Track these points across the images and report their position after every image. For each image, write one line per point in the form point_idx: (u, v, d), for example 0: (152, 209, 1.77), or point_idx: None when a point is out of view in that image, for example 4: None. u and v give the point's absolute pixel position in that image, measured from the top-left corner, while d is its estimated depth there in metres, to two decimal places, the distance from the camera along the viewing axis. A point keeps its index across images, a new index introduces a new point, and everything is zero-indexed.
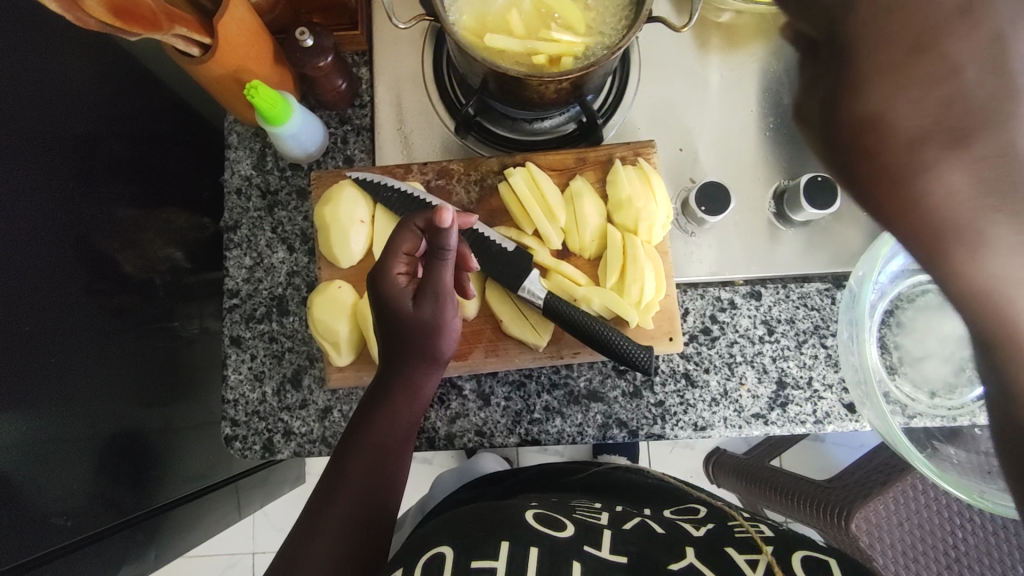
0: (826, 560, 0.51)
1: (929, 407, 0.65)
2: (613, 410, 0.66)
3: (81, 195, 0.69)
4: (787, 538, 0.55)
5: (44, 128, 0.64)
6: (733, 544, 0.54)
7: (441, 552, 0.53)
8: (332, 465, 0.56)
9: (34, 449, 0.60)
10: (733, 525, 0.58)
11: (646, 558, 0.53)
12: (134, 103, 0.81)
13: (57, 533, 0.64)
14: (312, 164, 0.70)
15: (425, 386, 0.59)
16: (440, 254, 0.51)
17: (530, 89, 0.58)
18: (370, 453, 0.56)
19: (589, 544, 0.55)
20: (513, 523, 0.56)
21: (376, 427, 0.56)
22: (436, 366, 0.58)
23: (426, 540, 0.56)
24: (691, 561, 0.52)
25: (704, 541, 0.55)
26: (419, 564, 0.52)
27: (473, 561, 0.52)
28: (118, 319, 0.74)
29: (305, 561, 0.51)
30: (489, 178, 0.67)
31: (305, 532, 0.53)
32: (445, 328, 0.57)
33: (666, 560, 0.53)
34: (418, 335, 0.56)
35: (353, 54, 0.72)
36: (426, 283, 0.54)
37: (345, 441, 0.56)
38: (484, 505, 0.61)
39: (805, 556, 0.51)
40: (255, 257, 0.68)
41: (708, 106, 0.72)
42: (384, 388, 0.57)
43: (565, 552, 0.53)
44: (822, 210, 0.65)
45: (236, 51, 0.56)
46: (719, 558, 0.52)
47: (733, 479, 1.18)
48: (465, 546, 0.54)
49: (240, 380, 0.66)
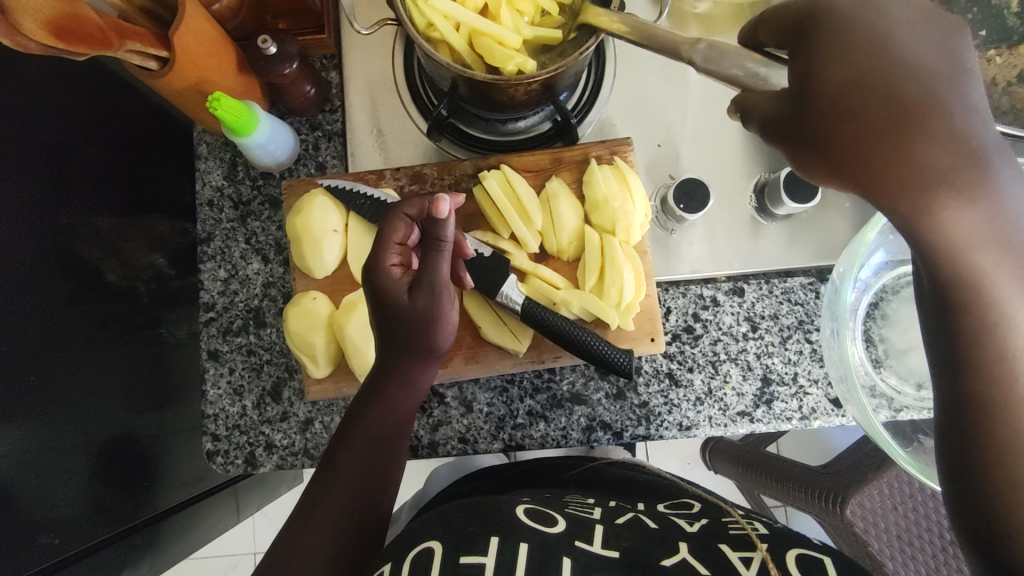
0: (819, 558, 0.49)
1: (916, 399, 0.65)
2: (597, 413, 0.66)
3: (56, 205, 0.67)
4: (783, 535, 0.53)
5: (17, 141, 0.63)
6: (728, 541, 0.53)
7: (429, 547, 0.50)
8: (323, 465, 0.55)
9: (22, 467, 0.60)
10: (727, 521, 0.56)
11: (637, 554, 0.51)
12: (110, 109, 0.79)
13: (45, 552, 0.63)
14: (284, 172, 0.69)
15: (420, 380, 0.58)
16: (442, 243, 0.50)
17: (499, 91, 0.57)
18: (364, 447, 0.55)
19: (580, 539, 0.53)
20: (504, 518, 0.54)
21: (370, 425, 0.55)
22: (431, 360, 0.57)
23: (413, 536, 0.53)
24: (683, 556, 0.51)
25: (698, 536, 0.54)
26: (407, 557, 0.50)
27: (462, 557, 0.49)
28: (101, 329, 0.72)
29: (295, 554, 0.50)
30: (464, 181, 0.66)
31: (295, 527, 0.52)
32: (441, 322, 0.55)
33: (658, 556, 0.51)
34: (414, 326, 0.54)
35: (321, 57, 0.70)
36: (425, 271, 0.53)
37: (339, 436, 0.55)
38: (473, 501, 0.58)
39: (801, 553, 0.50)
40: (230, 270, 0.67)
41: (685, 100, 0.71)
42: (378, 384, 0.56)
43: (554, 548, 0.51)
44: (803, 203, 0.64)
45: (196, 63, 0.55)
46: (712, 554, 0.51)
47: (727, 464, 1.18)
48: (454, 540, 0.51)
49: (220, 395, 0.65)
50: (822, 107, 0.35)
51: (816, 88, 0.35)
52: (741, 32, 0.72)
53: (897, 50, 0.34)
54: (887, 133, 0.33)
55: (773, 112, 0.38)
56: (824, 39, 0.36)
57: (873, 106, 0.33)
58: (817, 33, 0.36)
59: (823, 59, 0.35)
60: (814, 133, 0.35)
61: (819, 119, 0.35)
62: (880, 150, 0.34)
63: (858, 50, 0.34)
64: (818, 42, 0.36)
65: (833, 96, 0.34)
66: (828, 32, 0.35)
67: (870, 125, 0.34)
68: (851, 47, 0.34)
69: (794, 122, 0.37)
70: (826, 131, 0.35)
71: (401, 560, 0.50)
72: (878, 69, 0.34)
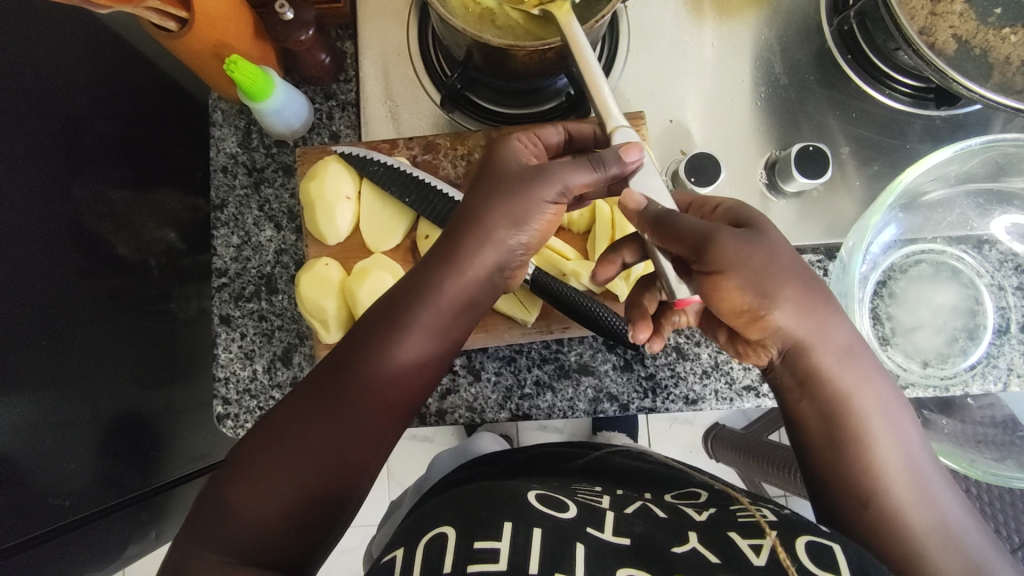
0: (829, 544, 0.45)
1: (921, 376, 0.64)
2: (604, 384, 0.66)
3: (69, 175, 0.68)
4: (794, 520, 0.49)
5: (32, 110, 0.63)
6: (737, 528, 0.49)
7: (442, 533, 0.48)
8: (319, 395, 0.49)
9: (33, 432, 0.60)
10: (735, 508, 0.52)
11: (650, 539, 0.49)
12: (124, 82, 0.79)
13: (56, 514, 0.64)
14: (298, 140, 0.69)
15: (442, 343, 0.53)
16: (602, 169, 0.51)
17: (514, 58, 0.57)
18: (375, 396, 0.50)
19: (592, 527, 0.50)
20: (516, 501, 0.51)
21: (389, 377, 0.50)
22: (486, 287, 0.55)
23: (421, 523, 0.51)
24: (694, 546, 0.48)
25: (707, 525, 0.50)
26: (420, 544, 0.48)
27: (475, 543, 0.46)
28: (113, 300, 0.73)
29: (234, 501, 0.45)
30: (476, 152, 0.66)
31: (245, 461, 0.46)
32: (510, 235, 0.53)
33: (669, 543, 0.48)
34: (478, 237, 0.53)
35: (337, 27, 0.71)
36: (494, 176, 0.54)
37: (349, 366, 0.50)
38: (480, 486, 0.54)
39: (810, 540, 0.46)
40: (243, 236, 0.68)
41: (698, 76, 0.71)
42: (413, 306, 0.52)
43: (569, 533, 0.48)
44: (813, 179, 0.64)
45: (215, 25, 0.56)
46: (722, 544, 0.48)
47: (730, 452, 1.18)
48: (468, 525, 0.48)
49: (230, 359, 0.66)
50: (768, 260, 0.48)
51: (770, 252, 0.48)
52: (756, 11, 0.72)
53: (790, 255, 0.50)
54: (792, 314, 0.48)
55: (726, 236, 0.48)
56: (765, 227, 0.50)
57: (753, 286, 0.48)
58: (756, 221, 0.50)
59: (766, 238, 0.49)
60: (756, 267, 0.48)
61: (766, 264, 0.48)
62: (785, 304, 0.48)
63: (780, 241, 0.50)
64: (763, 227, 0.50)
65: (774, 261, 0.48)
66: (761, 223, 0.50)
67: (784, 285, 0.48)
68: (778, 241, 0.50)
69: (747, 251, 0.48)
70: (761, 273, 0.48)
71: (413, 548, 0.48)
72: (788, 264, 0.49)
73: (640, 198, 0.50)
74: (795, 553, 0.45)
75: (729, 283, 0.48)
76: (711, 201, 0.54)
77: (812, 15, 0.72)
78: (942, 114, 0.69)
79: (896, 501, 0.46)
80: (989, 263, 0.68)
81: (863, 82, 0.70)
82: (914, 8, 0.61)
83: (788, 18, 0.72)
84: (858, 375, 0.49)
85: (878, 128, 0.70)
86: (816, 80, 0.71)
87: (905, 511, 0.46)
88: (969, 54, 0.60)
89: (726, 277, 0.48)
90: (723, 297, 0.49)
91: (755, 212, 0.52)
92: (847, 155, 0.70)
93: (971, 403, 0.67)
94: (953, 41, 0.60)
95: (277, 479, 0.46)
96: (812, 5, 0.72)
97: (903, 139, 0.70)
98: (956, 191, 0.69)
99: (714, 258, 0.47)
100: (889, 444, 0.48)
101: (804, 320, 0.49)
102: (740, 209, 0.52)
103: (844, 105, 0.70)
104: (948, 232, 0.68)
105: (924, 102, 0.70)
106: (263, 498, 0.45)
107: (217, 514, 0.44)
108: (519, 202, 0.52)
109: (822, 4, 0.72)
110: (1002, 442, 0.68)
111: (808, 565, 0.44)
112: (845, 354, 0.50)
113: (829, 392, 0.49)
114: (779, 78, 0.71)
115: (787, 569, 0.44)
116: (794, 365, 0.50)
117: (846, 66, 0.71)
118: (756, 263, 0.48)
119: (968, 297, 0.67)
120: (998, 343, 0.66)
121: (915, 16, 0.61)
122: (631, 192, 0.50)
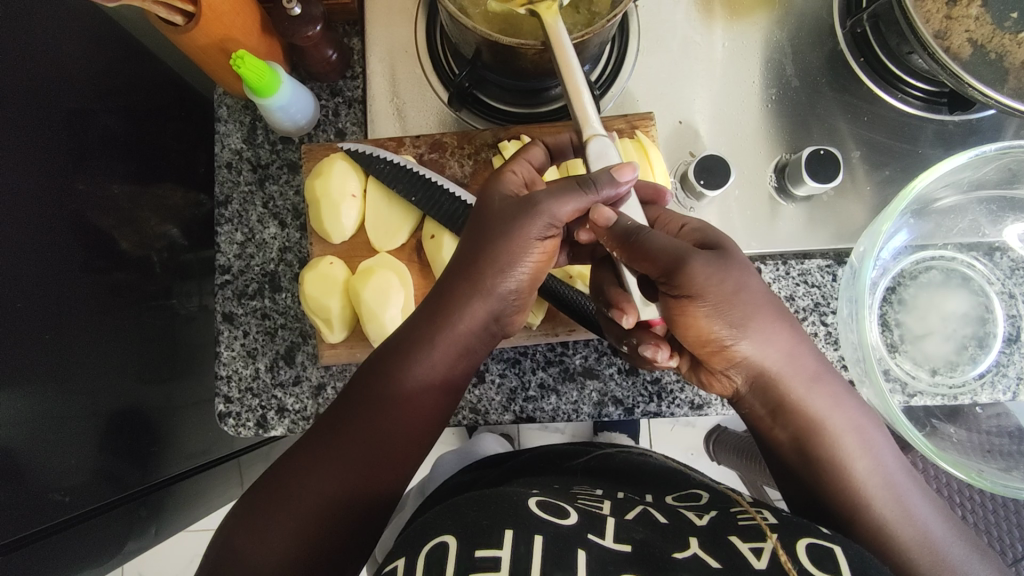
0: (830, 548, 0.45)
1: (930, 385, 0.64)
2: (608, 388, 0.65)
3: (73, 169, 0.67)
4: (793, 522, 0.49)
5: (36, 103, 0.63)
6: (738, 532, 0.48)
7: (442, 542, 0.47)
8: (321, 441, 0.51)
9: (33, 428, 0.60)
10: (736, 511, 0.52)
11: (649, 546, 0.48)
12: (128, 75, 0.79)
13: (54, 510, 0.64)
14: (303, 137, 0.69)
15: (440, 388, 0.55)
16: (592, 191, 0.49)
17: (522, 56, 0.57)
18: (373, 440, 0.51)
19: (593, 533, 0.49)
20: (518, 510, 0.50)
21: (388, 420, 0.52)
22: (481, 338, 0.56)
23: (425, 530, 0.50)
24: (695, 551, 0.47)
25: (708, 530, 0.50)
26: (421, 553, 0.47)
27: (477, 550, 0.46)
28: (115, 296, 0.73)
29: (245, 557, 0.46)
30: (483, 151, 0.66)
31: (252, 517, 0.48)
32: (503, 282, 0.53)
33: (670, 549, 0.47)
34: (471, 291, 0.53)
35: (344, 23, 0.70)
36: (488, 224, 0.53)
37: (349, 412, 0.53)
38: (482, 492, 0.54)
39: (811, 544, 0.46)
40: (247, 233, 0.67)
41: (708, 77, 0.70)
42: (411, 351, 0.54)
43: (569, 541, 0.47)
44: (823, 184, 0.64)
45: (221, 19, 0.55)
46: (724, 548, 0.47)
47: (733, 455, 1.18)
48: (469, 533, 0.47)
49: (233, 357, 0.65)
50: (738, 286, 0.48)
51: (738, 279, 0.48)
52: (767, 12, 0.71)
53: (755, 280, 0.50)
54: (767, 338, 0.50)
55: (700, 261, 0.47)
56: (731, 250, 0.49)
57: (721, 314, 0.48)
58: (721, 244, 0.50)
59: (733, 263, 0.49)
60: (730, 296, 0.48)
61: (737, 294, 0.48)
62: (756, 332, 0.49)
63: (745, 267, 0.49)
64: (728, 249, 0.50)
65: (739, 290, 0.48)
66: (724, 247, 0.50)
67: (751, 310, 0.49)
68: (744, 266, 0.49)
69: (719, 277, 0.47)
70: (732, 302, 0.48)
71: (415, 555, 0.47)
72: (753, 290, 0.49)
73: (610, 213, 0.50)
74: (796, 557, 0.45)
75: (705, 313, 0.48)
76: (678, 220, 0.54)
77: (824, 17, 0.71)
78: (954, 119, 0.69)
79: (878, 517, 0.49)
80: (1000, 271, 0.67)
81: (875, 85, 0.70)
82: (929, 11, 0.60)
83: (799, 19, 0.71)
84: (829, 403, 0.52)
85: (890, 132, 0.69)
86: (827, 83, 0.70)
87: (891, 528, 0.49)
88: (984, 59, 0.59)
89: (696, 303, 0.47)
90: (691, 324, 0.49)
91: (719, 233, 0.52)
92: (857, 160, 0.69)
93: (979, 412, 0.67)
94: (968, 45, 0.59)
95: (284, 536, 0.47)
96: (824, 7, 0.71)
97: (915, 143, 0.69)
98: (968, 197, 0.69)
99: (684, 283, 0.46)
100: (867, 466, 0.51)
101: (770, 349, 0.50)
102: (708, 230, 0.52)
103: (855, 109, 0.70)
104: (959, 239, 0.68)
105: (937, 107, 0.69)
106: (273, 555, 0.46)
107: (231, 569, 0.46)
108: (506, 248, 0.52)
109: (834, 6, 0.71)
110: (1012, 453, 0.67)
111: (811, 570, 0.44)
112: (814, 383, 0.52)
113: (803, 419, 0.51)
114: (790, 81, 0.70)
115: (789, 572, 0.43)
116: (764, 396, 0.52)
117: (859, 69, 0.70)
118: (726, 289, 0.47)
119: (977, 305, 0.66)
120: (1008, 351, 0.65)
121: (930, 20, 0.60)
122: (601, 208, 0.50)
